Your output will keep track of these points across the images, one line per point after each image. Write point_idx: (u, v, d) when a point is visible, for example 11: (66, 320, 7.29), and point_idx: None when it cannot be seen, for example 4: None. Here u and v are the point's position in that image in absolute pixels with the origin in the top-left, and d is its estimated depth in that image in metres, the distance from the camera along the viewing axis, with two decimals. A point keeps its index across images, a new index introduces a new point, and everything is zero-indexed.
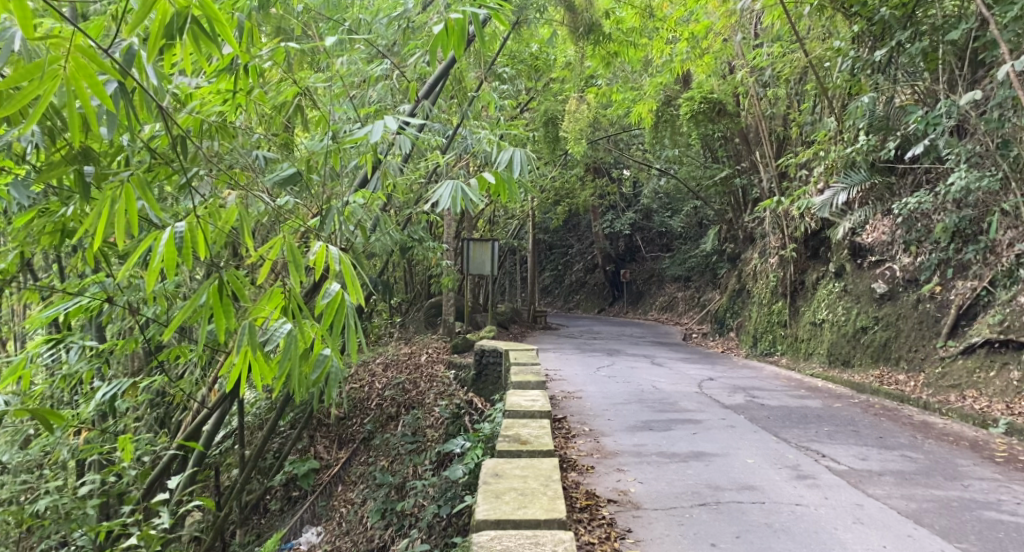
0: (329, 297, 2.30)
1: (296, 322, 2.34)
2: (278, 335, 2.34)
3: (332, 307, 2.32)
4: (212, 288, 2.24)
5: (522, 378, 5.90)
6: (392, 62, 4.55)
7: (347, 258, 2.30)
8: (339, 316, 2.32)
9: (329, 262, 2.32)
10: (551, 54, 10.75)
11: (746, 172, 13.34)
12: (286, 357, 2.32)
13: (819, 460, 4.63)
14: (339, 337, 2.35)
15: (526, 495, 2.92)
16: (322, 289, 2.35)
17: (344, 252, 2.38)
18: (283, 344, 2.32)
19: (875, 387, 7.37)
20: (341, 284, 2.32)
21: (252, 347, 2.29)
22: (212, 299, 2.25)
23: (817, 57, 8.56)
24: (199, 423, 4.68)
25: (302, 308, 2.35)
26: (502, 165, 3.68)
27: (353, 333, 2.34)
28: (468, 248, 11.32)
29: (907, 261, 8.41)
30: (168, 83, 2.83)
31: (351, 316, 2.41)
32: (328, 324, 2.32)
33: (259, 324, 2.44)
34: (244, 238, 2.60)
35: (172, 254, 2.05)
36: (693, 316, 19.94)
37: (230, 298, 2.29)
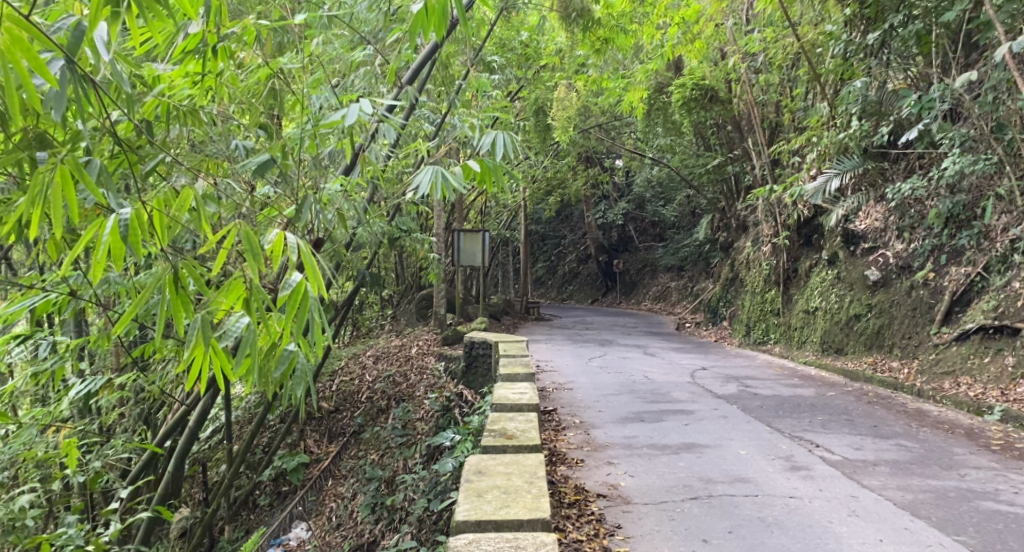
0: (291, 287, 2.20)
1: (256, 316, 2.26)
2: (235, 329, 2.27)
3: (293, 299, 2.23)
4: (169, 279, 2.17)
5: (511, 371, 5.79)
6: (374, 47, 4.39)
7: (308, 248, 2.21)
8: (302, 308, 2.23)
9: (289, 252, 2.22)
10: (541, 41, 10.64)
11: (739, 160, 13.23)
12: (242, 351, 2.24)
13: (813, 451, 4.55)
14: (304, 330, 2.26)
15: (509, 494, 2.81)
16: (283, 279, 2.26)
17: (305, 241, 2.28)
18: (240, 339, 2.24)
19: (869, 375, 7.30)
20: (304, 274, 2.22)
21: (206, 341, 2.22)
22: (169, 289, 2.18)
23: (810, 41, 8.51)
24: (176, 420, 4.55)
25: (263, 302, 2.27)
26: (486, 150, 3.56)
27: (316, 326, 2.25)
28: (458, 240, 11.15)
29: (900, 247, 8.34)
30: (127, 64, 2.70)
31: (316, 309, 2.32)
32: (290, 317, 2.23)
33: (220, 317, 2.39)
34: (201, 224, 2.49)
35: (110, 244, 2.05)
36: (685, 306, 19.86)
37: (186, 290, 2.22)
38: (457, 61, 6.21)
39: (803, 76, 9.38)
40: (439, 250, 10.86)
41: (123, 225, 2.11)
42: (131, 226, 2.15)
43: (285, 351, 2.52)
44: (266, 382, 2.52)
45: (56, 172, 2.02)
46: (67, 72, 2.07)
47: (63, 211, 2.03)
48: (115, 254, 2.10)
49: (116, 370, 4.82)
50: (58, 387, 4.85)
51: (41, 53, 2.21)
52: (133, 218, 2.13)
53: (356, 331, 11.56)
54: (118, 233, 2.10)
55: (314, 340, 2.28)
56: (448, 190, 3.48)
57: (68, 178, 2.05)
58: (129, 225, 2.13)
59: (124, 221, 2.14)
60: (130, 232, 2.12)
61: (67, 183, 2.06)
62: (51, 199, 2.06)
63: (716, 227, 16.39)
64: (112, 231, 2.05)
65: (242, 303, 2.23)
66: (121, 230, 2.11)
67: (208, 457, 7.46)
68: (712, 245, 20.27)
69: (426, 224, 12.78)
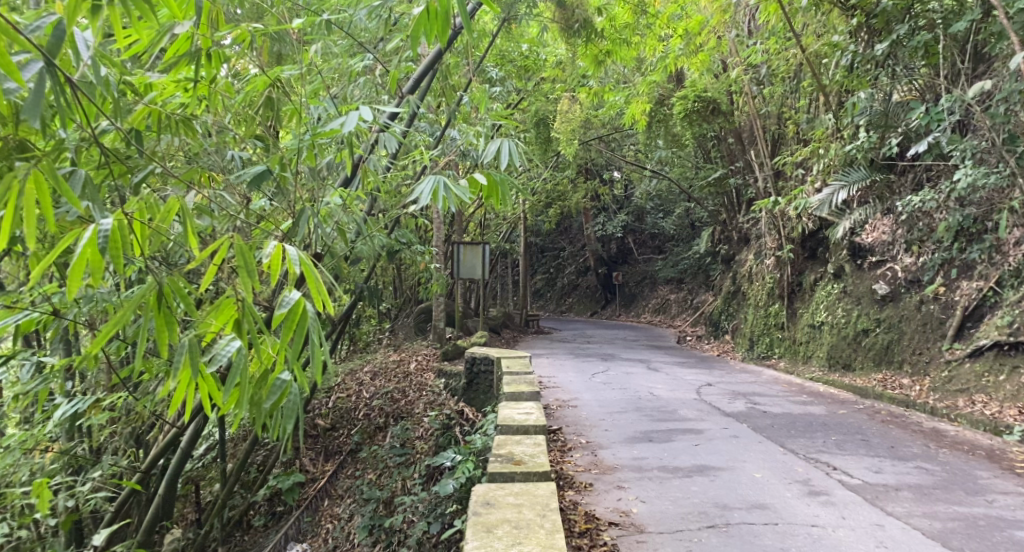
0: (289, 305, 2.03)
1: (248, 338, 2.07)
2: (225, 353, 2.02)
3: (290, 317, 2.05)
4: (152, 297, 1.99)
5: (515, 388, 5.61)
6: (375, 55, 4.22)
7: (309, 263, 2.04)
8: (300, 327, 2.05)
9: (288, 263, 2.05)
10: (542, 53, 10.48)
11: (740, 172, 13.13)
12: (233, 377, 2.03)
13: (831, 474, 4.37)
14: (301, 352, 2.07)
15: (521, 528, 2.63)
16: (281, 295, 2.09)
17: (305, 252, 2.11)
18: (230, 364, 2.04)
19: (879, 391, 7.15)
20: (303, 291, 2.05)
21: (193, 367, 2.05)
22: (152, 309, 1.99)
23: (815, 52, 8.42)
24: (163, 443, 4.33)
25: (257, 321, 2.09)
26: (492, 163, 3.43)
27: (315, 349, 2.08)
28: (458, 252, 11.00)
29: (909, 261, 8.18)
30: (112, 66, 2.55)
31: (314, 332, 2.14)
32: (287, 339, 2.05)
33: (209, 340, 2.22)
34: (186, 236, 2.32)
35: (87, 260, 1.87)
36: (685, 319, 19.72)
37: (171, 308, 2.04)
38: (458, 72, 6.05)
39: (808, 88, 9.27)
40: (438, 263, 10.67)
41: (102, 237, 1.93)
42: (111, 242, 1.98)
43: (277, 382, 2.29)
44: (257, 414, 2.31)
45: (26, 180, 1.85)
46: (45, 75, 1.90)
47: (36, 221, 1.85)
48: (92, 269, 1.91)
49: (105, 389, 4.63)
50: (46, 407, 4.68)
51: (17, 53, 2.05)
52: (114, 230, 1.95)
53: (354, 345, 11.37)
54: (97, 247, 1.92)
55: (313, 365, 2.10)
56: (451, 202, 3.31)
57: (41, 184, 1.88)
58: (108, 237, 1.95)
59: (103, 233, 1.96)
60: (109, 246, 1.93)
61: (42, 192, 1.89)
62: (21, 208, 1.87)
63: (717, 239, 16.27)
64: (88, 244, 1.87)
65: (235, 325, 2.06)
66: (99, 242, 1.92)
67: (201, 475, 7.27)
68: (712, 258, 20.13)
69: (425, 237, 12.62)
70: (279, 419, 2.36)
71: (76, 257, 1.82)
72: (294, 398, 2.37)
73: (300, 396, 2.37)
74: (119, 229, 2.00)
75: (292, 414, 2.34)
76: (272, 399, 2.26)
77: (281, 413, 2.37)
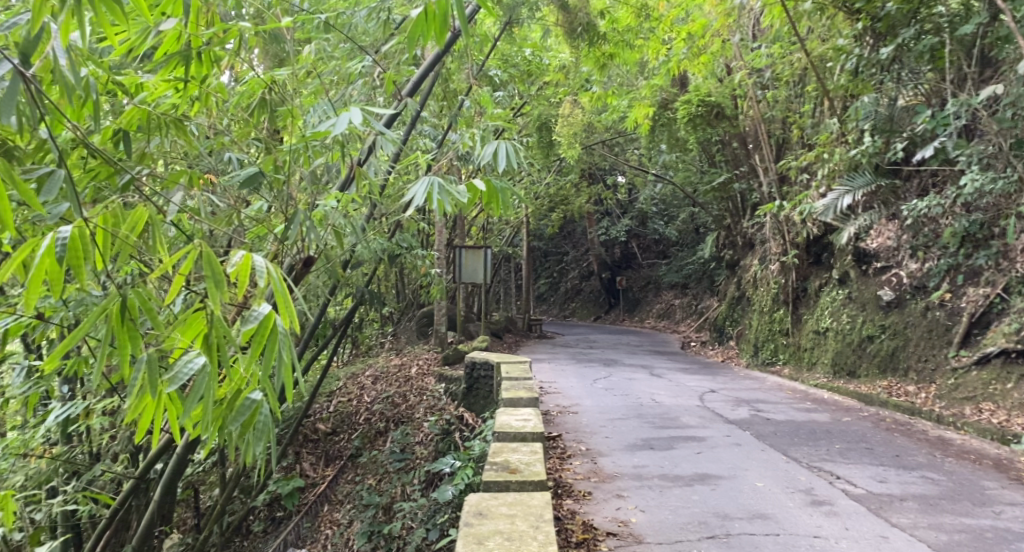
0: (258, 320, 1.94)
1: (216, 355, 1.96)
2: (187, 371, 1.91)
3: (259, 334, 1.96)
4: (115, 311, 1.89)
5: (514, 394, 5.54)
6: (373, 57, 4.15)
7: (282, 279, 1.91)
8: (269, 346, 1.96)
9: (257, 277, 1.94)
10: (545, 57, 10.43)
11: (745, 177, 13.04)
12: (197, 396, 1.91)
13: (834, 483, 4.29)
14: (270, 371, 1.95)
15: (513, 540, 2.57)
16: (251, 308, 1.99)
17: (276, 265, 2.00)
18: (193, 384, 1.91)
19: (884, 398, 7.07)
20: (274, 306, 1.95)
21: (152, 384, 1.91)
22: (114, 324, 1.89)
23: (819, 56, 8.33)
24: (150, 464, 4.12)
25: (228, 337, 2.01)
26: (491, 169, 3.38)
27: (286, 368, 1.97)
28: (459, 257, 10.95)
29: (914, 266, 8.09)
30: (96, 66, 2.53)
31: (285, 349, 2.03)
32: (255, 358, 1.94)
33: (176, 355, 2.11)
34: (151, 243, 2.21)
35: (44, 270, 1.75)
36: (689, 324, 19.63)
37: (135, 323, 1.94)
38: (459, 75, 6.00)
39: (813, 92, 9.19)
40: (440, 267, 10.62)
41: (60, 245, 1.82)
42: (71, 250, 1.86)
43: (247, 400, 2.15)
44: (223, 435, 2.16)
45: None
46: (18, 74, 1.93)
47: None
48: (50, 280, 1.80)
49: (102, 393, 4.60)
50: (42, 411, 4.67)
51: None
52: (72, 238, 1.84)
53: (355, 350, 11.30)
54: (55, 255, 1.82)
55: (284, 383, 1.98)
56: (447, 204, 3.25)
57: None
58: (67, 245, 1.84)
59: (61, 240, 1.85)
60: (68, 255, 1.83)
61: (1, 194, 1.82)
62: None
63: (721, 245, 16.19)
64: (46, 253, 1.75)
65: (203, 339, 1.98)
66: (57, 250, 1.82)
67: (201, 480, 7.21)
68: (717, 262, 20.06)
69: (427, 241, 12.57)
70: (249, 441, 2.20)
71: (32, 268, 1.71)
72: (266, 418, 2.19)
73: (271, 416, 2.19)
74: (79, 236, 1.89)
75: (262, 436, 2.17)
76: (240, 420, 2.11)
77: (252, 431, 2.20)
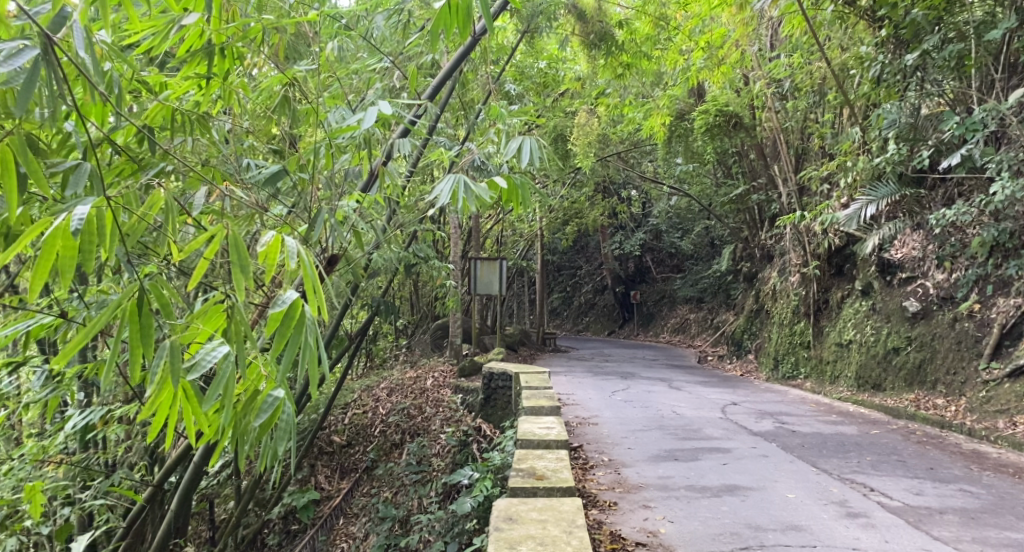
0: (285, 305, 1.83)
1: (239, 343, 1.82)
2: (210, 358, 1.78)
3: (284, 322, 1.85)
4: (130, 302, 1.77)
5: (535, 403, 5.44)
6: (393, 58, 4.11)
7: (311, 261, 1.86)
8: (293, 337, 1.85)
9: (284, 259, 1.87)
10: (560, 68, 10.42)
11: (763, 188, 12.91)
12: (217, 390, 1.77)
13: (869, 495, 4.16)
14: (292, 362, 1.82)
15: (546, 545, 2.48)
16: (275, 296, 1.89)
17: (303, 250, 1.93)
18: (215, 374, 1.76)
19: (912, 412, 6.92)
20: (302, 291, 1.86)
21: (172, 374, 1.76)
22: (129, 317, 1.77)
23: (840, 65, 8.25)
24: (168, 473, 4.00)
25: (247, 327, 1.89)
26: (516, 166, 3.33)
27: (311, 357, 1.85)
28: (475, 268, 10.88)
29: (941, 277, 7.97)
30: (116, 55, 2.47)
31: (310, 340, 1.91)
32: (278, 348, 1.84)
33: (193, 349, 2.00)
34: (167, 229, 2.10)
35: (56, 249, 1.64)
36: (705, 339, 19.43)
37: (150, 312, 1.81)
38: (478, 82, 5.98)
39: (833, 101, 9.09)
40: (455, 278, 10.55)
41: (76, 224, 1.72)
42: (87, 231, 1.77)
43: (268, 399, 2.02)
44: (242, 437, 1.98)
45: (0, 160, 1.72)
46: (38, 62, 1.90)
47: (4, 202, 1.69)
48: (64, 263, 1.70)
49: (122, 400, 4.56)
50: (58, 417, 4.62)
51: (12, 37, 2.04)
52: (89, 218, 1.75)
53: (371, 362, 11.22)
54: (70, 234, 1.71)
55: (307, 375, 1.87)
56: (470, 202, 3.13)
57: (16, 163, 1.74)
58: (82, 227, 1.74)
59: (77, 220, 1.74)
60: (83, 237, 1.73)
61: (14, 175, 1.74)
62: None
63: (738, 257, 16.03)
64: (59, 232, 1.65)
65: (225, 332, 1.91)
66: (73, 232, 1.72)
67: (216, 492, 7.16)
68: (733, 275, 19.92)
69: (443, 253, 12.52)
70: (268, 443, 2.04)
71: (43, 246, 1.62)
72: (287, 418, 2.04)
73: (293, 415, 2.06)
74: (94, 217, 1.79)
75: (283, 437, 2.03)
76: (260, 418, 1.98)
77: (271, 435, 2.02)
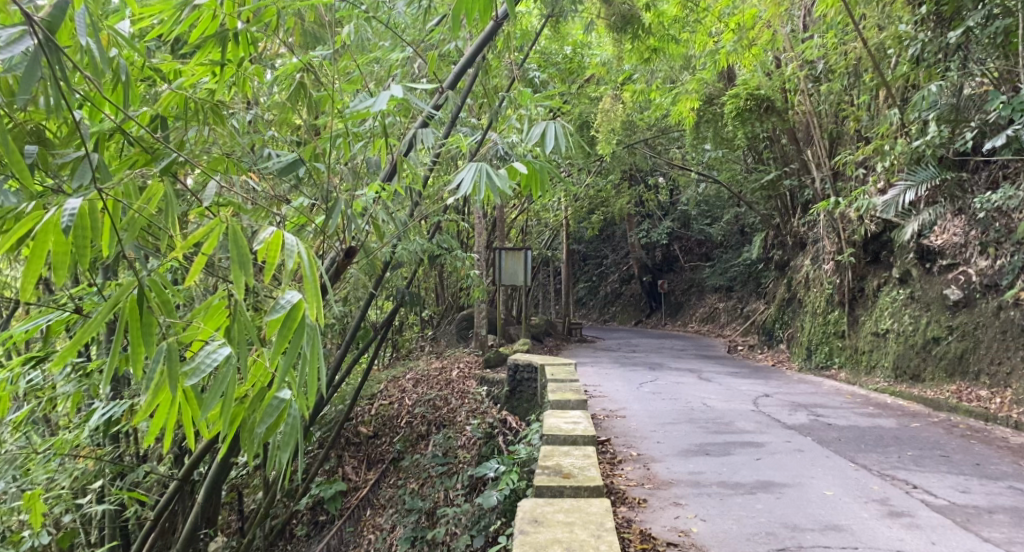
0: (286, 308, 1.75)
1: (239, 344, 1.73)
2: (211, 360, 1.69)
3: (286, 325, 1.76)
4: (129, 301, 1.70)
5: (561, 396, 5.33)
6: (413, 46, 4.01)
7: (312, 260, 1.75)
8: (294, 340, 1.75)
9: (283, 257, 1.78)
10: (585, 54, 10.25)
11: (795, 174, 12.58)
12: (218, 395, 1.69)
13: (911, 493, 3.98)
14: (294, 365, 1.73)
15: (574, 550, 2.37)
16: (278, 297, 1.80)
17: (306, 248, 1.84)
18: (215, 378, 1.68)
19: (954, 404, 6.69)
20: (304, 292, 1.77)
21: (172, 377, 1.69)
22: (127, 316, 1.70)
23: (877, 45, 7.94)
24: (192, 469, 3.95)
25: (250, 328, 1.80)
26: (536, 151, 3.19)
27: (313, 361, 1.75)
28: (500, 258, 10.76)
29: (984, 264, 7.52)
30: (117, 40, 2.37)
31: (314, 343, 1.81)
32: (280, 351, 1.74)
33: (195, 348, 1.93)
34: (166, 222, 2.03)
35: (48, 244, 1.59)
36: (735, 328, 19.11)
37: (149, 311, 1.75)
38: (503, 70, 5.85)
39: (869, 83, 8.80)
40: (481, 269, 10.45)
41: (68, 218, 1.65)
42: (81, 223, 1.71)
43: (274, 401, 1.91)
44: (247, 441, 1.90)
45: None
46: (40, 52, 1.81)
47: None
48: (56, 262, 1.64)
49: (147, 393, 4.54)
50: (86, 409, 4.63)
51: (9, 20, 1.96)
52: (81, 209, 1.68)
53: (397, 353, 11.21)
54: (62, 229, 1.65)
55: (311, 381, 1.78)
56: (494, 191, 3.00)
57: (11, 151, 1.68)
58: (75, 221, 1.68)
59: (70, 212, 1.67)
60: (74, 234, 1.68)
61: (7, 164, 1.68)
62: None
63: (770, 245, 15.68)
64: (51, 227, 1.59)
65: (226, 332, 1.83)
66: (64, 227, 1.65)
67: (245, 483, 7.18)
68: (764, 263, 19.53)
69: (468, 243, 12.44)
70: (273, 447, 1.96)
71: (35, 241, 1.57)
72: (293, 421, 1.96)
73: (300, 418, 1.96)
74: (88, 208, 1.73)
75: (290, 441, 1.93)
76: (264, 423, 1.88)
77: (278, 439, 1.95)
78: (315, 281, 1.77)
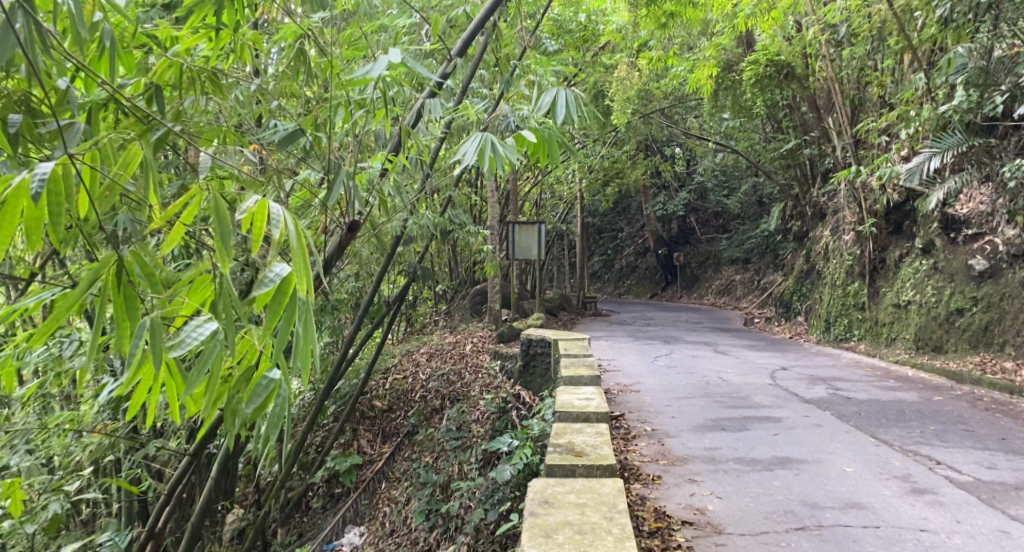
0: (275, 282, 1.64)
1: (225, 320, 1.64)
2: (195, 336, 1.61)
3: (275, 300, 1.67)
4: (110, 273, 1.61)
5: (575, 371, 5.25)
6: (420, 12, 3.86)
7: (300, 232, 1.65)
8: (283, 316, 1.66)
9: (270, 225, 1.67)
10: (599, 21, 10.00)
11: (815, 142, 12.29)
12: (203, 372, 1.62)
13: (934, 469, 3.86)
14: (282, 343, 1.64)
15: (585, 533, 2.29)
16: (266, 270, 1.70)
17: (295, 217, 1.73)
18: (201, 355, 1.60)
19: (977, 376, 6.53)
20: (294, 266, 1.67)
21: (155, 353, 1.62)
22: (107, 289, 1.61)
23: (903, 7, 7.64)
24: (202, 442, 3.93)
25: (238, 303, 1.71)
26: (543, 119, 3.04)
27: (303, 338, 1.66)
28: (514, 232, 10.64)
29: (1012, 233, 7.22)
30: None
31: (304, 321, 1.72)
32: (270, 328, 1.65)
33: (181, 322, 1.84)
34: (148, 189, 1.92)
35: (18, 211, 1.49)
36: (752, 301, 18.91)
37: (132, 284, 1.66)
38: (514, 37, 5.69)
39: (893, 47, 8.50)
40: (494, 243, 10.35)
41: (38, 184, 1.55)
42: (53, 189, 1.60)
43: (264, 379, 1.85)
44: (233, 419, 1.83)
45: None
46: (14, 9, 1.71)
47: None
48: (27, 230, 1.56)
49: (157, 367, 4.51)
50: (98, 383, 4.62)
51: None
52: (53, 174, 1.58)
53: (411, 327, 11.20)
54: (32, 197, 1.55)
55: (302, 359, 1.69)
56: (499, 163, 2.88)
57: None
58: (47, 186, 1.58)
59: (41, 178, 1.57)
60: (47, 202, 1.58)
61: None
62: None
63: (788, 216, 15.41)
64: (21, 193, 1.50)
65: (213, 306, 1.73)
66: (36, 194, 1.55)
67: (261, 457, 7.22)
68: (782, 235, 19.24)
69: (481, 216, 12.33)
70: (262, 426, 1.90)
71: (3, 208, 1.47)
72: (283, 401, 1.89)
73: (291, 398, 1.89)
74: (61, 173, 1.62)
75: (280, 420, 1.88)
76: (253, 402, 1.81)
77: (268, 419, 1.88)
78: (305, 253, 1.66)
